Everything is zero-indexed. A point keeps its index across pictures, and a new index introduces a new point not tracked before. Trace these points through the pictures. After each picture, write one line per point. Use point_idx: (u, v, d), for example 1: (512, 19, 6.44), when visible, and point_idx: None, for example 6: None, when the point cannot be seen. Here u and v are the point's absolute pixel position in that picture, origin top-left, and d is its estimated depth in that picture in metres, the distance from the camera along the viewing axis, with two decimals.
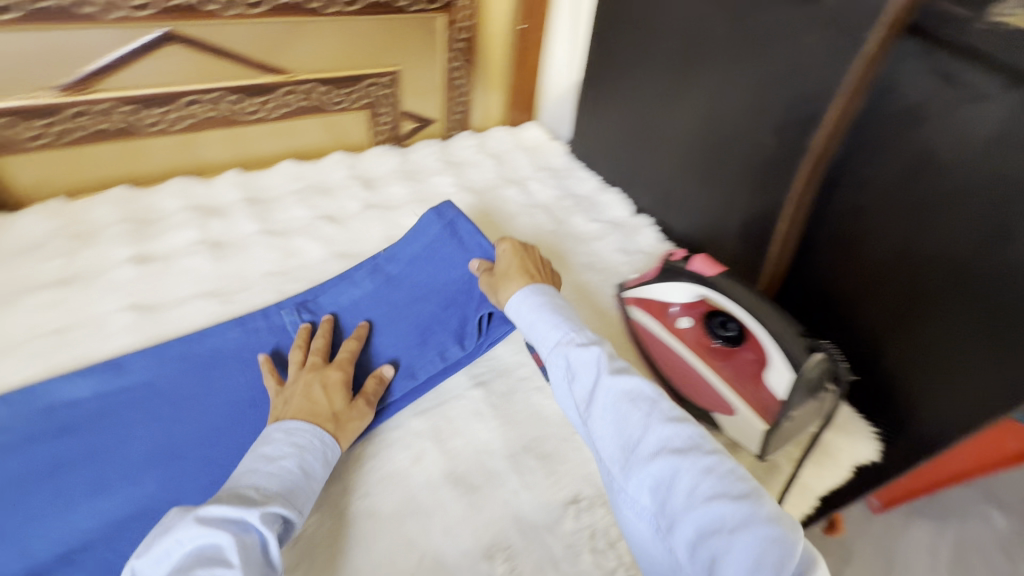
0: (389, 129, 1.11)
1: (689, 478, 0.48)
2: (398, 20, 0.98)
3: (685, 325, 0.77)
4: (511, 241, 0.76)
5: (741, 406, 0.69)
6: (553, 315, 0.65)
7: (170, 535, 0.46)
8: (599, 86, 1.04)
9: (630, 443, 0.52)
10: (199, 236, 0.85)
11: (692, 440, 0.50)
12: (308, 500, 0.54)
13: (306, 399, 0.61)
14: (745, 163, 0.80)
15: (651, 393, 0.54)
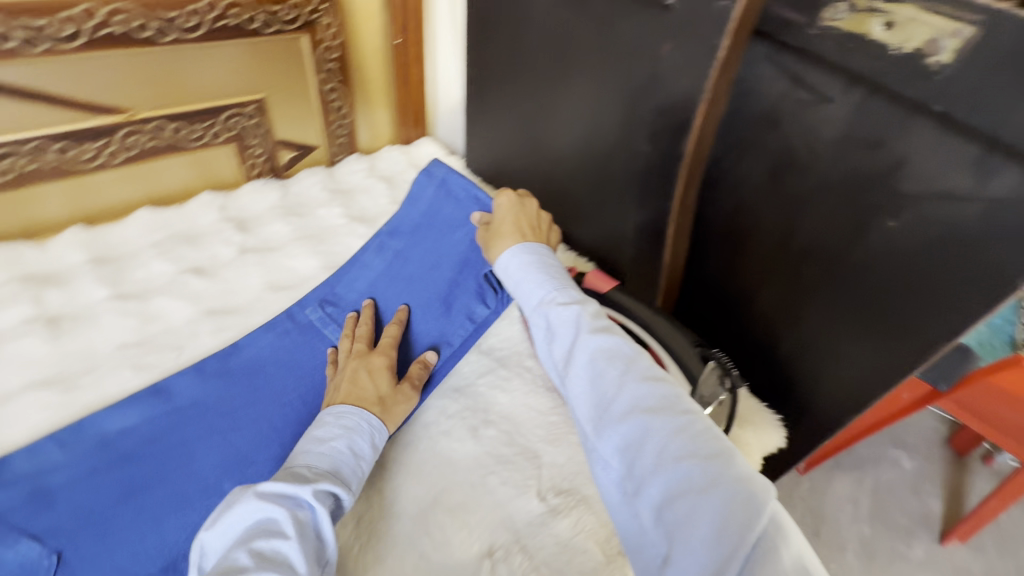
0: (264, 161, 1.01)
1: (659, 437, 0.45)
2: (256, 44, 0.89)
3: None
4: (509, 195, 0.70)
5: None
6: (539, 272, 0.61)
7: (232, 511, 0.48)
8: (485, 98, 1.01)
9: (604, 400, 0.49)
10: (36, 313, 0.73)
11: (667, 398, 0.48)
12: (357, 475, 0.56)
13: (354, 385, 0.64)
14: (628, 170, 0.80)
15: (630, 353, 0.51)
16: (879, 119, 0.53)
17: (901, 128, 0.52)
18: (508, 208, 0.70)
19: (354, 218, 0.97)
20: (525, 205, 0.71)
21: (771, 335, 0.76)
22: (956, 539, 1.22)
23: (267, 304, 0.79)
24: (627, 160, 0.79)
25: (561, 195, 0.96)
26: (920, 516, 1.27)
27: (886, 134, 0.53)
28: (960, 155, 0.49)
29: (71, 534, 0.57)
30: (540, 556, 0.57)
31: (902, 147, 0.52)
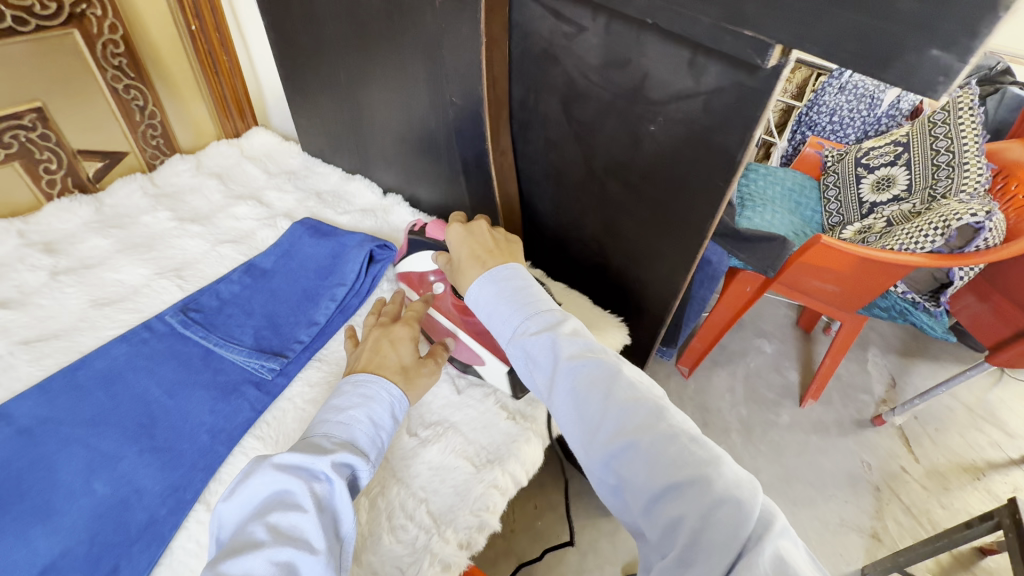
0: (66, 176, 0.92)
1: (646, 454, 0.47)
2: (16, 46, 0.80)
3: (440, 291, 0.76)
4: (461, 227, 0.70)
5: (486, 354, 0.70)
6: (507, 303, 0.60)
7: (253, 482, 0.50)
8: (302, 76, 0.99)
9: (591, 424, 0.51)
10: None
11: (649, 416, 0.49)
12: (376, 446, 0.57)
13: (377, 353, 0.64)
14: (445, 123, 0.85)
15: (612, 377, 0.52)
16: (622, 39, 0.61)
17: (637, 42, 0.60)
18: (461, 239, 0.69)
19: (186, 219, 0.92)
20: (475, 231, 0.70)
21: (607, 255, 0.86)
22: (811, 399, 1.44)
23: (94, 321, 0.74)
24: (441, 114, 0.84)
25: (399, 161, 0.98)
26: (782, 388, 1.49)
27: (624, 50, 0.61)
28: (679, 59, 0.57)
29: None
30: (415, 482, 0.64)
31: (640, 62, 0.61)
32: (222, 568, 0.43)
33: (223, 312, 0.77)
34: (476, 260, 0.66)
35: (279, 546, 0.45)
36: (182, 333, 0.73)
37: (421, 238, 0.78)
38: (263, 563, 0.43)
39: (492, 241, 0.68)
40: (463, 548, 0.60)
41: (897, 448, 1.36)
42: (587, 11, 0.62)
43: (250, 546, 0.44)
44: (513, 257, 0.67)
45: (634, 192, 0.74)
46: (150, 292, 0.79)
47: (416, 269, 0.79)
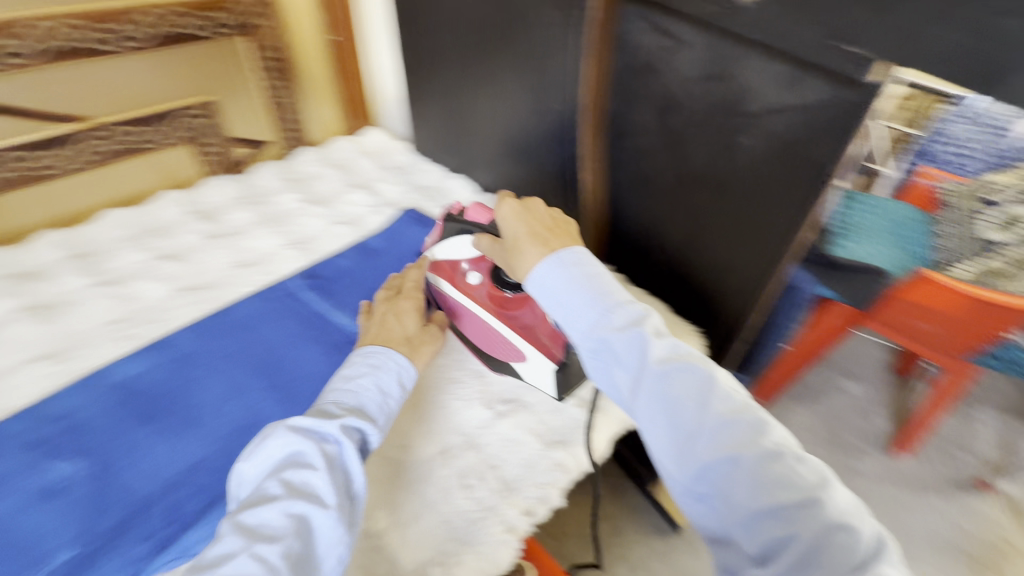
0: (221, 158, 1.09)
1: (749, 471, 0.44)
2: (200, 48, 0.98)
3: (475, 282, 0.77)
4: (513, 204, 0.66)
5: (530, 350, 0.71)
6: (589, 294, 0.56)
7: (266, 445, 0.51)
8: (420, 81, 1.11)
9: (684, 432, 0.48)
10: (22, 303, 0.79)
11: (751, 431, 0.46)
12: (382, 411, 0.59)
13: (383, 326, 0.71)
14: (545, 129, 0.91)
15: (708, 384, 0.49)
16: (723, 54, 0.64)
17: (739, 57, 0.63)
18: (513, 217, 0.65)
19: (310, 201, 1.06)
20: (530, 208, 0.66)
21: (683, 260, 0.88)
22: (903, 450, 1.32)
23: (235, 277, 0.88)
24: (543, 121, 0.91)
25: (499, 162, 1.07)
26: (869, 435, 1.36)
27: (725, 65, 0.65)
28: (781, 75, 0.60)
29: (104, 452, 0.63)
30: (489, 450, 0.69)
31: (742, 76, 0.64)
32: (240, 521, 0.45)
33: (337, 282, 0.88)
34: (537, 238, 0.62)
35: (292, 500, 0.46)
36: (303, 296, 0.84)
37: (457, 224, 0.78)
38: (279, 514, 0.45)
39: (545, 220, 0.65)
40: (527, 515, 0.64)
41: (1007, 518, 1.22)
42: (690, 27, 0.66)
43: (264, 502, 0.46)
44: (572, 238, 0.63)
45: (720, 200, 0.75)
46: (280, 259, 0.92)
47: (450, 257, 0.79)
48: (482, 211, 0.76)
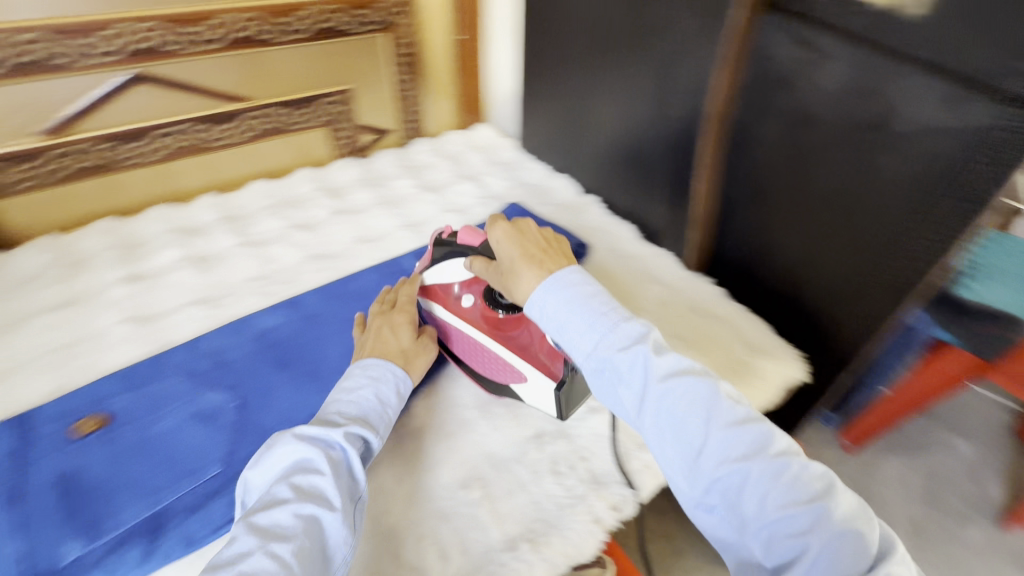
0: (349, 143, 1.20)
1: (759, 482, 0.44)
2: (350, 42, 1.08)
3: (468, 304, 0.71)
4: (504, 227, 0.60)
5: (529, 371, 0.66)
6: (585, 311, 0.53)
7: (274, 452, 0.52)
8: (538, 82, 1.15)
9: (692, 450, 0.47)
10: (184, 253, 0.91)
11: (757, 442, 0.46)
12: (383, 421, 0.59)
13: (379, 340, 0.68)
14: (658, 135, 0.92)
15: (713, 396, 0.48)
16: (875, 71, 0.62)
17: (894, 76, 0.61)
18: (506, 244, 0.60)
19: (424, 188, 1.13)
20: (523, 230, 0.61)
21: (781, 272, 0.84)
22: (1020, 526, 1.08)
23: (356, 251, 0.96)
24: (658, 127, 0.91)
25: (604, 165, 1.09)
26: (975, 502, 1.13)
27: (877, 82, 0.62)
28: (944, 95, 0.58)
29: (245, 391, 0.71)
30: (581, 441, 0.68)
31: (894, 94, 0.61)
32: (252, 522, 0.46)
33: None
34: (532, 262, 0.58)
35: (301, 503, 0.48)
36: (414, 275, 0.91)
37: (446, 246, 0.72)
38: (287, 516, 0.46)
39: (543, 248, 0.59)
40: (614, 510, 0.62)
41: None
42: (839, 43, 0.65)
43: (274, 506, 0.47)
44: (568, 257, 0.59)
45: (844, 215, 0.72)
46: (395, 239, 0.99)
47: (439, 280, 0.73)
48: (472, 233, 0.70)
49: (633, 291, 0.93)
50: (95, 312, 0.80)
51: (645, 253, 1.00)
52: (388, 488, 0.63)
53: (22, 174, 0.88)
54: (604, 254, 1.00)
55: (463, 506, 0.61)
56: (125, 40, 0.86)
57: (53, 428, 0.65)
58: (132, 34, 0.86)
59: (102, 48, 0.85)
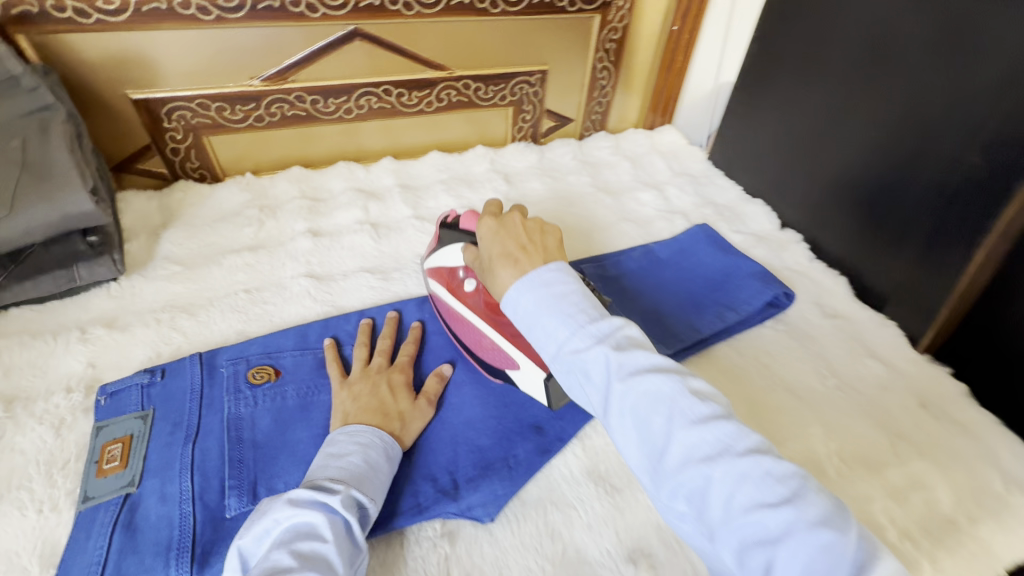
0: (530, 127, 1.13)
1: (725, 486, 0.37)
2: (559, 20, 1.00)
3: (471, 288, 0.68)
4: (491, 225, 0.59)
5: (521, 359, 0.63)
6: (551, 307, 0.48)
7: (266, 516, 0.46)
8: (758, 89, 0.99)
9: (654, 451, 0.41)
10: (363, 217, 0.91)
11: (722, 441, 0.39)
12: (379, 485, 0.52)
13: (375, 398, 0.60)
14: (933, 179, 0.73)
15: (676, 391, 0.41)
16: None
17: None
18: (490, 241, 0.57)
19: (601, 189, 1.03)
20: (506, 223, 0.59)
21: None
22: None
23: None
24: (939, 169, 0.72)
25: (823, 203, 0.90)
26: None
27: None
28: None
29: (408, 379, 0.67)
30: None
31: None
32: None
33: (618, 283, 0.84)
34: (508, 260, 0.54)
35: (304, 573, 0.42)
36: None
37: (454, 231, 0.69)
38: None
39: (524, 240, 0.56)
40: None
41: None
42: None
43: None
44: (551, 253, 0.55)
45: None
46: (567, 241, 0.91)
47: (444, 263, 0.70)
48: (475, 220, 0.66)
49: (848, 365, 0.76)
50: (280, 260, 0.81)
51: (862, 317, 0.82)
52: (546, 537, 0.55)
53: (241, 115, 0.91)
54: (809, 308, 0.83)
55: None
56: None
57: (232, 369, 0.65)
58: None
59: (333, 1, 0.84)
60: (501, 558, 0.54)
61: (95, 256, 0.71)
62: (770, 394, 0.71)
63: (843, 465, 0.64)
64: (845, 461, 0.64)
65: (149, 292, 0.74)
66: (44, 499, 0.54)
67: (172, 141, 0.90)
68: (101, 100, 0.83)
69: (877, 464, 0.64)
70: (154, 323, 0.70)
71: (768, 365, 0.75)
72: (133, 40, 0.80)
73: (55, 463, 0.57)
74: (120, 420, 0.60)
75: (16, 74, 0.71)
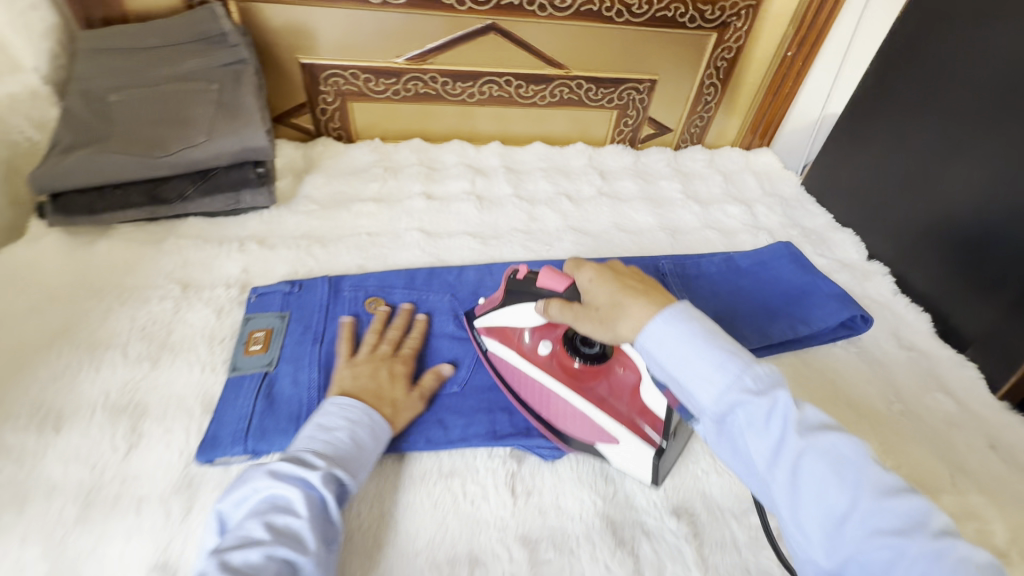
0: (629, 131, 1.20)
1: (923, 567, 0.37)
2: (677, 35, 1.06)
3: (544, 351, 0.65)
4: (596, 267, 0.58)
5: (621, 432, 0.59)
6: (718, 352, 0.48)
7: (247, 484, 0.50)
8: (864, 122, 1.00)
9: (834, 515, 0.41)
10: (470, 189, 1.01)
11: (913, 516, 0.40)
12: (362, 464, 0.55)
13: (373, 380, 0.63)
14: None
15: (859, 459, 0.43)
16: None
17: None
18: (607, 283, 0.56)
19: (690, 197, 1.08)
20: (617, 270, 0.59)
21: None
22: None
23: (613, 237, 0.96)
24: None
25: (917, 241, 0.91)
26: None
27: None
28: None
29: None
30: None
31: None
32: (222, 559, 0.44)
33: (696, 283, 0.89)
34: (638, 293, 0.54)
35: (275, 545, 0.46)
36: (665, 280, 0.88)
37: (521, 289, 0.66)
38: (257, 555, 0.45)
39: (640, 280, 0.56)
40: None
41: None
42: None
43: (244, 545, 0.46)
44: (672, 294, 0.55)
45: None
46: (651, 239, 0.97)
47: (507, 322, 0.67)
48: (553, 275, 0.63)
49: (917, 395, 0.77)
50: (397, 214, 0.93)
51: (941, 355, 0.82)
52: (600, 479, 0.62)
53: (382, 87, 1.05)
54: (884, 337, 0.84)
55: (670, 535, 0.58)
56: None
57: (353, 295, 0.77)
58: None
59: None
60: (559, 488, 0.61)
61: (256, 185, 0.84)
62: (831, 407, 0.74)
63: None
64: None
65: (291, 222, 0.88)
66: (205, 363, 0.67)
67: (323, 103, 1.05)
68: (277, 61, 0.99)
69: (932, 489, 0.66)
70: (294, 247, 0.84)
71: (832, 380, 0.77)
72: (311, 15, 0.95)
73: (215, 338, 0.70)
74: (264, 316, 0.74)
75: (225, 32, 0.86)
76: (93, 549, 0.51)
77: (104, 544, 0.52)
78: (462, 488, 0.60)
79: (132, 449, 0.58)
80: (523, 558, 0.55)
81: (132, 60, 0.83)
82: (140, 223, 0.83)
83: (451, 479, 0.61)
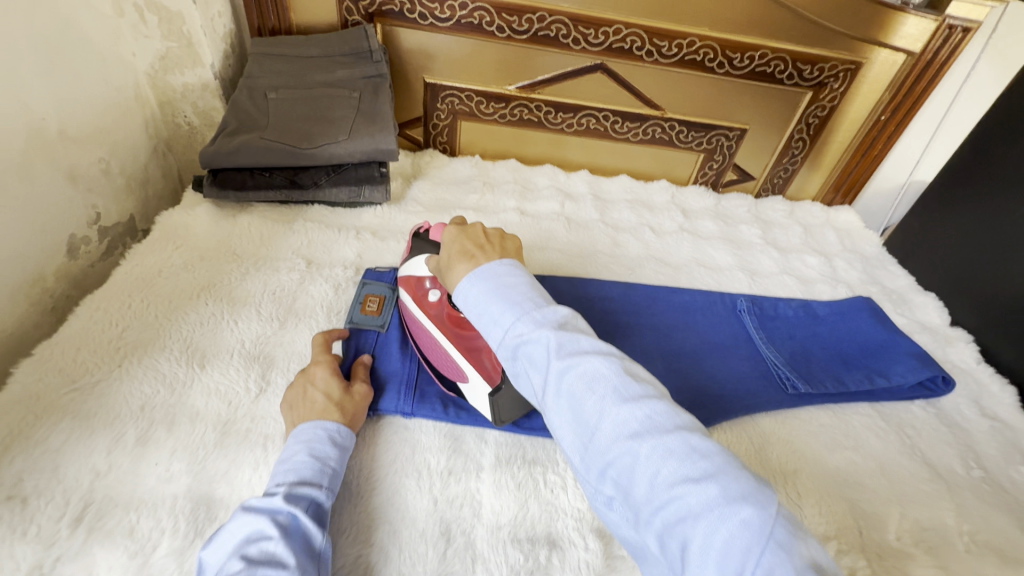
0: (713, 175, 1.26)
1: (652, 459, 0.39)
2: (773, 90, 1.12)
3: (434, 299, 0.73)
4: (451, 228, 0.62)
5: (471, 373, 0.67)
6: (498, 299, 0.51)
7: (219, 531, 0.48)
8: (955, 190, 1.02)
9: (587, 431, 0.42)
10: (559, 210, 1.09)
11: (651, 419, 0.41)
12: (329, 476, 0.55)
13: (304, 397, 0.62)
14: None
15: (613, 374, 0.44)
16: None
17: None
18: (448, 248, 0.61)
19: (769, 243, 1.11)
20: (468, 231, 0.62)
21: None
22: None
23: (692, 271, 1.00)
24: None
25: (1006, 311, 0.90)
26: None
27: None
28: None
29: None
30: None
31: None
32: None
33: (772, 321, 0.91)
34: (466, 257, 0.58)
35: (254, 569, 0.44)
36: (741, 315, 0.91)
37: (424, 243, 0.74)
38: None
39: (476, 243, 0.59)
40: None
41: None
42: None
43: None
44: (506, 254, 0.59)
45: None
46: (730, 277, 1.01)
47: (412, 271, 0.75)
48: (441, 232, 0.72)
49: (1000, 466, 0.75)
50: (493, 224, 1.01)
51: None
52: None
53: (491, 110, 1.15)
54: (965, 404, 0.84)
55: None
56: (612, 37, 1.04)
57: None
58: (619, 34, 1.04)
59: (593, 39, 1.05)
60: None
61: (378, 181, 0.95)
62: (904, 461, 0.74)
63: (973, 545, 0.64)
64: (976, 544, 0.65)
65: (400, 219, 0.98)
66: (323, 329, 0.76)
67: (437, 118, 1.17)
68: (407, 78, 1.12)
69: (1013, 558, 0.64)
70: (402, 240, 0.93)
71: (906, 436, 0.77)
72: (444, 42, 1.06)
73: (332, 310, 0.79)
74: (376, 283, 0.82)
75: (372, 50, 0.99)
76: (227, 471, 0.59)
77: (235, 469, 0.59)
78: (543, 476, 0.64)
79: (261, 392, 0.67)
80: (598, 548, 0.58)
81: (293, 65, 0.98)
82: (275, 203, 0.94)
83: (534, 467, 0.65)
